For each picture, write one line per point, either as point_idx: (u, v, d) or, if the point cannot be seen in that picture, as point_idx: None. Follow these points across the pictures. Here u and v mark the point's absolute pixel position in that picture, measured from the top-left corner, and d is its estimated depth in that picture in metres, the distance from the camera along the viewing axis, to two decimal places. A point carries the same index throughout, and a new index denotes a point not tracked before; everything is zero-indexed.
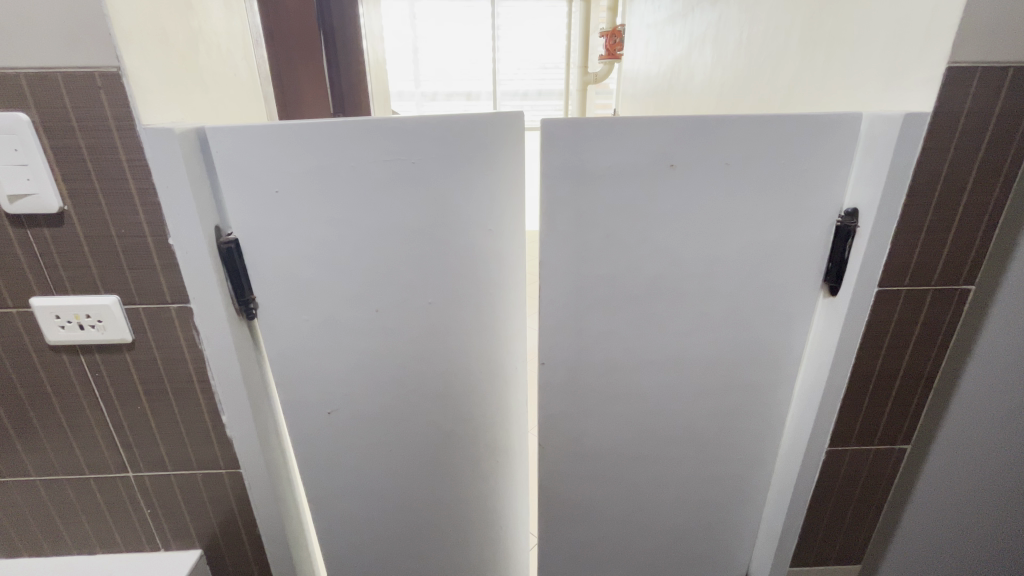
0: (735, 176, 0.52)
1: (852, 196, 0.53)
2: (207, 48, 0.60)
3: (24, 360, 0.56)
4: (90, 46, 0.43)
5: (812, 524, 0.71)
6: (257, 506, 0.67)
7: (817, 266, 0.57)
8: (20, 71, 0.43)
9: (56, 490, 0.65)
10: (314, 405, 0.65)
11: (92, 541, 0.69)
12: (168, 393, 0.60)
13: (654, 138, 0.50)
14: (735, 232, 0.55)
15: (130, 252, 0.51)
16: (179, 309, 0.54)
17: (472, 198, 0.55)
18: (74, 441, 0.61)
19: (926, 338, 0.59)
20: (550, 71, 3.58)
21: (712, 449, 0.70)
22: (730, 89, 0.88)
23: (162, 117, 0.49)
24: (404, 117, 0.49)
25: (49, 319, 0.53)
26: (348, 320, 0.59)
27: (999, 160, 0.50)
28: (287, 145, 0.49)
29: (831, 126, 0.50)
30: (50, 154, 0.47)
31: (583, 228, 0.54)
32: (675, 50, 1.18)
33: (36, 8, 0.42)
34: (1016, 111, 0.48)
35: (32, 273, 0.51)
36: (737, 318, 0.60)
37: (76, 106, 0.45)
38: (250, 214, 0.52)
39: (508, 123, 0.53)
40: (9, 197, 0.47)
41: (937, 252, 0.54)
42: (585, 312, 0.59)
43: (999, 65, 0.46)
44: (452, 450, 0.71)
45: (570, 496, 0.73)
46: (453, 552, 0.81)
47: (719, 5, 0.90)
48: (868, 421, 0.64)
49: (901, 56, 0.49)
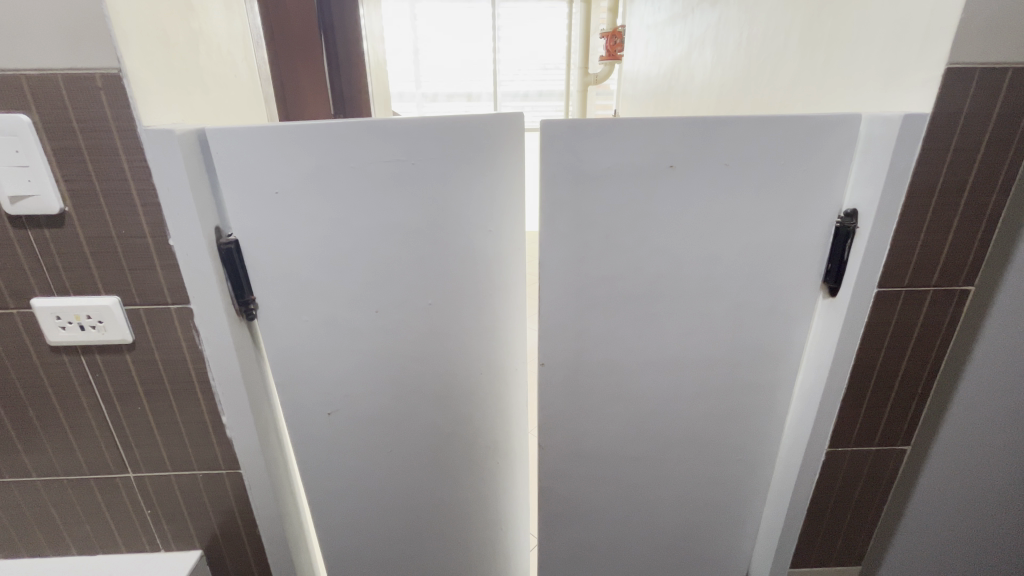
0: (735, 177, 0.52)
1: (852, 197, 0.53)
2: (207, 49, 0.60)
3: (25, 360, 0.56)
4: (91, 48, 0.43)
5: (812, 525, 0.71)
6: (257, 506, 0.67)
7: (817, 266, 0.57)
8: (21, 73, 0.44)
9: (56, 490, 0.65)
10: (314, 406, 0.65)
11: (92, 542, 0.69)
12: (168, 394, 0.60)
13: (653, 138, 0.50)
14: (735, 233, 0.55)
15: (131, 253, 0.51)
16: (179, 310, 0.55)
17: (472, 199, 0.55)
18: (75, 441, 0.62)
19: (925, 339, 0.59)
20: (550, 72, 3.58)
21: (712, 450, 0.69)
22: (729, 89, 0.88)
23: (163, 118, 0.49)
24: (404, 118, 0.49)
25: (49, 320, 0.53)
26: (348, 320, 0.59)
27: (999, 160, 0.50)
28: (287, 146, 0.49)
29: (831, 127, 0.50)
30: (50, 155, 0.47)
31: (583, 229, 0.54)
32: (674, 51, 1.18)
33: (37, 10, 0.42)
34: (1016, 112, 0.48)
35: (32, 274, 0.51)
36: (737, 319, 0.60)
37: (77, 107, 0.45)
38: (250, 215, 0.52)
39: (508, 123, 0.53)
40: (10, 198, 0.47)
41: (937, 252, 0.54)
42: (584, 312, 0.59)
43: (999, 65, 0.46)
44: (452, 450, 0.71)
45: (570, 496, 0.73)
46: (453, 553, 0.81)
47: (718, 7, 0.91)
48: (868, 421, 0.64)
49: (900, 57, 0.49)
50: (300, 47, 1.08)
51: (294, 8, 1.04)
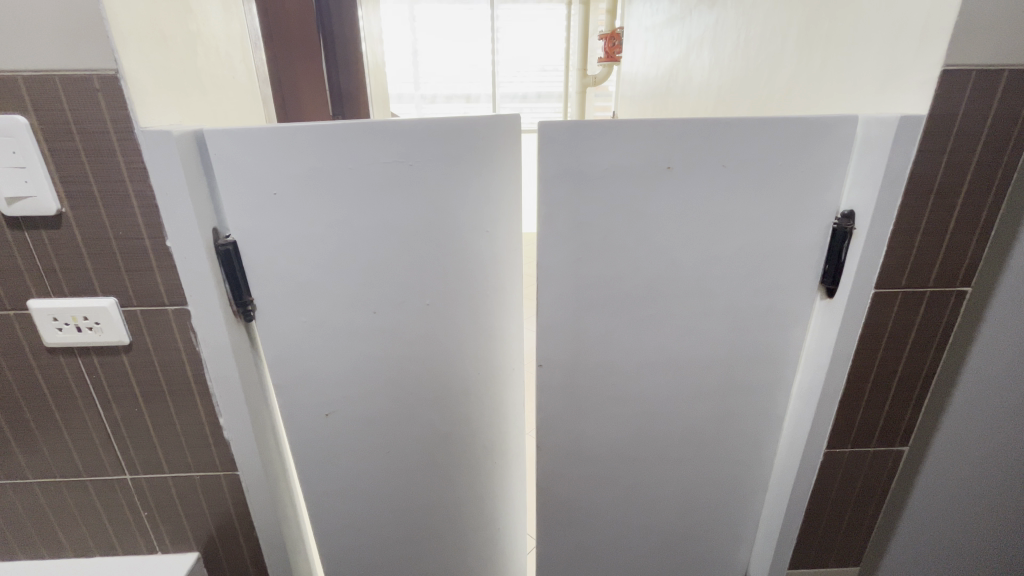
0: (732, 178, 0.52)
1: (849, 198, 0.54)
2: (205, 51, 0.60)
3: (21, 362, 0.56)
4: (88, 49, 0.43)
5: (810, 526, 0.71)
6: (254, 508, 0.67)
7: (815, 268, 0.57)
8: (18, 75, 0.44)
9: (53, 492, 0.64)
10: (312, 407, 0.65)
11: (90, 544, 0.69)
12: (165, 395, 0.59)
13: (651, 140, 0.50)
14: (732, 234, 0.55)
15: (128, 254, 0.51)
16: (177, 311, 0.54)
17: (470, 200, 0.55)
18: (72, 443, 0.61)
19: (923, 340, 0.59)
20: (550, 73, 3.58)
21: (711, 451, 0.69)
22: (727, 91, 0.88)
23: (160, 120, 0.49)
24: (401, 119, 0.49)
25: (47, 321, 0.53)
26: (346, 321, 0.59)
27: (995, 161, 0.50)
28: (284, 147, 0.49)
29: (827, 128, 0.51)
30: (47, 157, 0.47)
31: (581, 230, 0.54)
32: (673, 53, 1.18)
33: (35, 12, 0.42)
34: (1011, 113, 0.48)
35: (30, 275, 0.51)
36: (735, 319, 0.60)
37: (74, 108, 0.45)
38: (248, 216, 0.52)
39: (506, 125, 0.53)
40: (7, 199, 0.47)
41: (934, 253, 0.54)
42: (582, 313, 0.59)
43: (994, 67, 0.46)
44: (450, 451, 0.71)
45: (568, 497, 0.73)
46: (451, 554, 0.81)
47: (716, 9, 0.91)
48: (866, 422, 0.64)
49: (896, 60, 0.49)
50: (299, 49, 1.08)
51: (293, 11, 1.04)
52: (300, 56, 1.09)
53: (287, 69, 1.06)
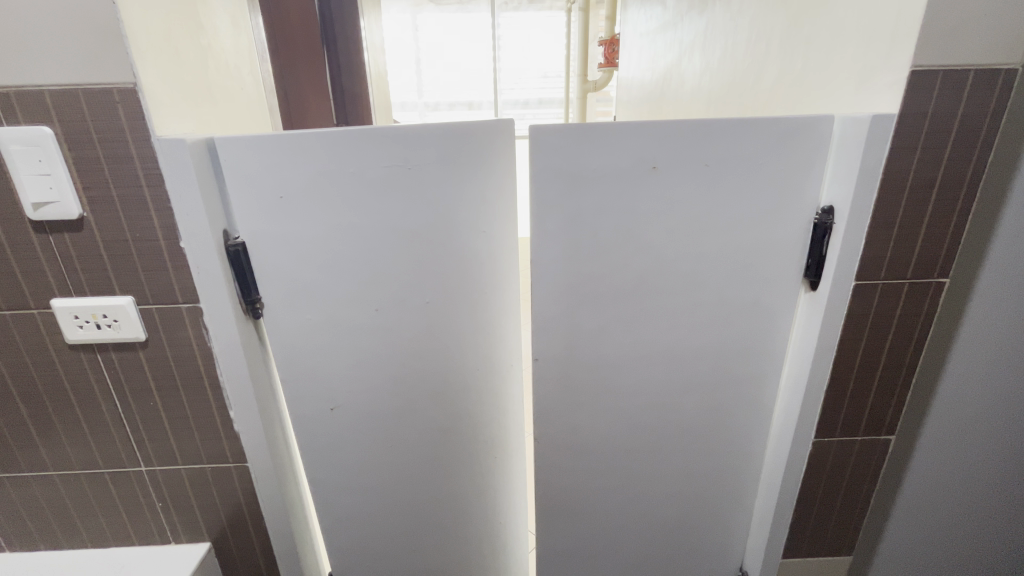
0: (716, 175, 0.54)
1: (828, 195, 0.56)
2: (216, 64, 0.64)
3: (44, 357, 0.59)
4: (110, 63, 0.47)
5: (802, 517, 0.73)
6: (263, 500, 0.69)
7: (798, 261, 0.59)
8: (44, 88, 0.47)
9: (74, 484, 0.67)
10: (317, 401, 0.67)
11: (106, 534, 0.72)
12: (178, 389, 0.62)
13: (635, 141, 0.52)
14: (717, 231, 0.57)
15: (144, 256, 0.54)
16: (190, 308, 0.58)
17: (465, 201, 0.58)
18: (91, 436, 0.64)
19: (905, 330, 0.61)
20: (550, 80, 3.65)
21: (704, 441, 0.71)
22: (716, 95, 0.91)
23: (175, 129, 0.52)
24: (398, 124, 0.52)
25: (69, 319, 0.56)
26: (348, 319, 0.62)
27: (965, 158, 0.52)
28: (290, 153, 0.52)
29: (804, 127, 0.53)
30: (71, 165, 0.50)
31: (571, 228, 0.56)
32: (665, 58, 1.22)
33: (60, 29, 0.45)
34: (980, 110, 0.50)
35: (52, 276, 0.55)
36: (724, 313, 0.62)
37: (96, 119, 0.49)
38: (256, 220, 0.55)
39: (498, 130, 0.56)
40: (33, 204, 0.51)
41: (911, 245, 0.56)
42: (574, 309, 0.61)
43: (960, 68, 0.48)
44: (451, 444, 0.73)
45: (565, 488, 0.74)
46: (452, 547, 0.82)
47: (704, 15, 0.94)
48: (853, 412, 0.66)
49: (869, 60, 0.52)
50: (302, 60, 1.13)
51: (296, 24, 1.09)
52: (302, 68, 1.14)
53: (292, 78, 1.10)
